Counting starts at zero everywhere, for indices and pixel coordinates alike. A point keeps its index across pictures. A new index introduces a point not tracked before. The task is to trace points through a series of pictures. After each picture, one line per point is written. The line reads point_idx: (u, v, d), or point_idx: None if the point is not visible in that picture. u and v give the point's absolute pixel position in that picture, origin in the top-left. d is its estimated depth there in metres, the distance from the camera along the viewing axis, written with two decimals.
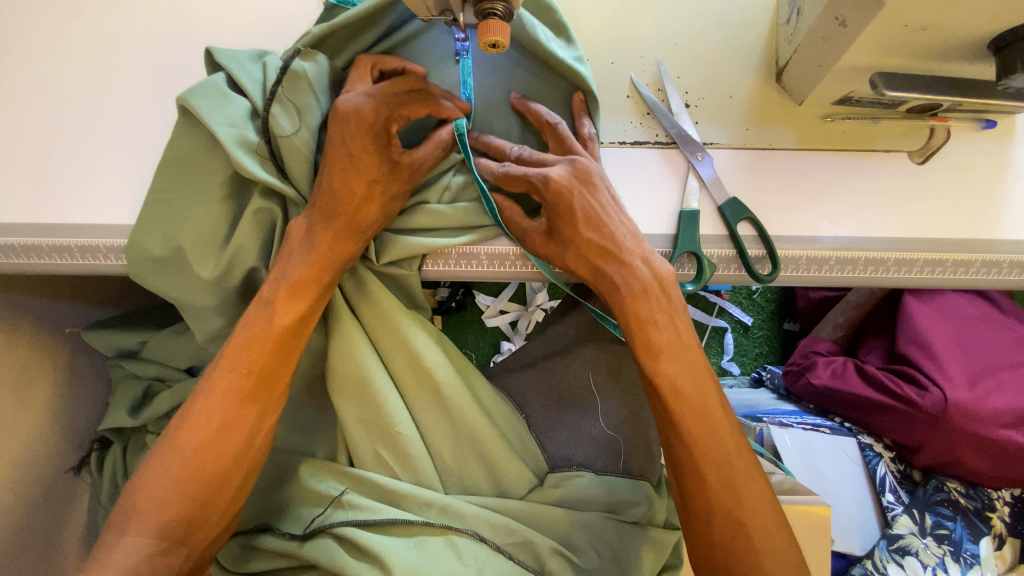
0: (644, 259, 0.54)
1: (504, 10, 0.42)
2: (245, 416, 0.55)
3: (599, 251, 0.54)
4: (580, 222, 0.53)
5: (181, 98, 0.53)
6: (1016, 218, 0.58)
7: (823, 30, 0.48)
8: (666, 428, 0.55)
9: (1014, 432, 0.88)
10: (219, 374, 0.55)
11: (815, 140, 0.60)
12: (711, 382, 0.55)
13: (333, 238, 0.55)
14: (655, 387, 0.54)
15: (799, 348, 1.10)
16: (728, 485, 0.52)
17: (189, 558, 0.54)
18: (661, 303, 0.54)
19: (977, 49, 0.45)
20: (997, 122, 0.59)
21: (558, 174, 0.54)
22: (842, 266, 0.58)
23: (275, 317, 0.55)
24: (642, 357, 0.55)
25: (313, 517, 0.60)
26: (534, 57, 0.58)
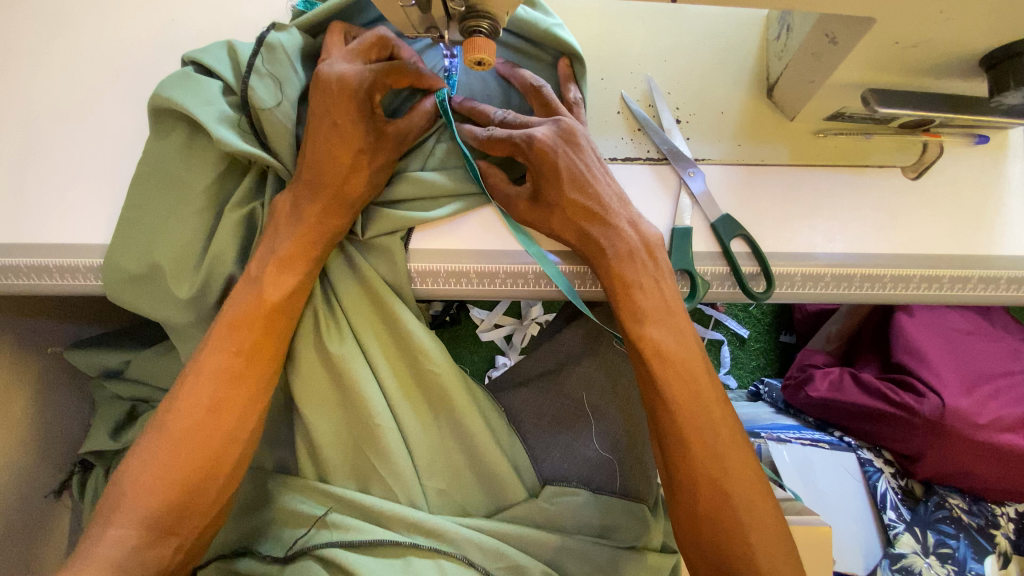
0: (630, 222, 0.54)
1: (490, 27, 0.41)
2: (236, 396, 0.53)
3: (584, 213, 0.53)
4: (565, 183, 0.53)
5: (154, 95, 0.54)
6: (1012, 233, 0.57)
7: (814, 46, 0.47)
8: (651, 397, 0.54)
9: (1014, 437, 0.85)
10: (210, 355, 0.53)
11: (808, 156, 0.59)
12: (693, 348, 0.54)
13: (320, 212, 0.54)
14: (639, 352, 0.53)
15: (796, 362, 1.11)
16: (715, 453, 0.51)
17: (180, 551, 0.51)
18: (647, 267, 0.53)
19: (969, 67, 0.44)
20: (990, 137, 0.59)
21: (541, 133, 0.53)
22: (838, 283, 0.57)
23: (265, 291, 0.53)
24: (627, 321, 0.53)
25: (296, 539, 0.58)
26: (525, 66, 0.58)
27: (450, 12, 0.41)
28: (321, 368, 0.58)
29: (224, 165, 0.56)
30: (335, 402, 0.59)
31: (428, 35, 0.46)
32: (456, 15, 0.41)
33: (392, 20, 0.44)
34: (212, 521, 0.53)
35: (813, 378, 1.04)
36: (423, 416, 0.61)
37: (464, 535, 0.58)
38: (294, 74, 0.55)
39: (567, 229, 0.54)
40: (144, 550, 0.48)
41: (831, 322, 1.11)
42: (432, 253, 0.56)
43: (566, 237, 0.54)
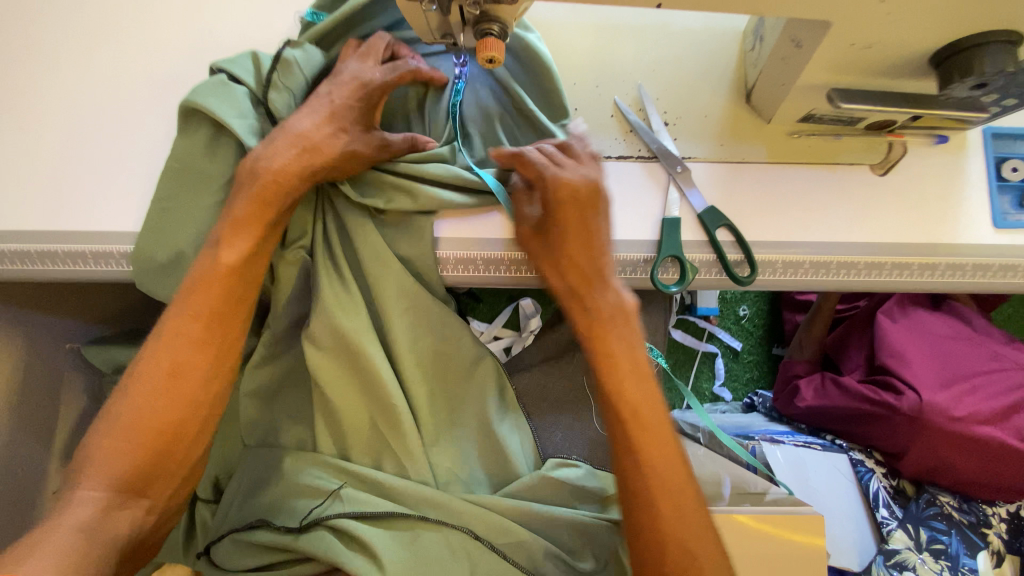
0: (615, 289, 0.58)
1: (500, 30, 0.47)
2: (197, 359, 0.55)
3: (577, 271, 0.57)
4: (569, 236, 0.56)
5: (188, 100, 0.58)
6: (973, 224, 0.63)
7: (781, 52, 0.54)
8: (622, 456, 0.56)
9: (992, 429, 0.89)
10: (175, 323, 0.55)
11: (785, 155, 0.64)
12: (659, 412, 0.57)
13: (293, 177, 0.56)
14: (616, 410, 0.56)
15: (781, 375, 1.15)
16: (681, 516, 0.54)
17: (150, 508, 0.55)
18: (625, 331, 0.57)
19: (918, 67, 0.50)
20: (949, 137, 0.65)
21: (564, 180, 0.56)
22: (815, 270, 0.62)
23: (221, 254, 0.55)
24: (604, 377, 0.57)
25: (309, 510, 0.62)
26: (528, 66, 0.64)
27: (464, 18, 0.47)
28: (336, 349, 0.62)
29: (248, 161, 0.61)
30: (350, 381, 0.63)
31: (443, 40, 0.52)
32: (470, 20, 0.47)
33: (412, 25, 0.49)
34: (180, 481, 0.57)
35: (800, 388, 1.09)
36: (428, 393, 0.65)
37: (469, 512, 0.62)
38: (306, 82, 0.61)
39: (557, 277, 0.58)
40: (113, 512, 0.52)
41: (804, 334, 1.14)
42: (462, 240, 0.61)
43: (559, 285, 0.58)
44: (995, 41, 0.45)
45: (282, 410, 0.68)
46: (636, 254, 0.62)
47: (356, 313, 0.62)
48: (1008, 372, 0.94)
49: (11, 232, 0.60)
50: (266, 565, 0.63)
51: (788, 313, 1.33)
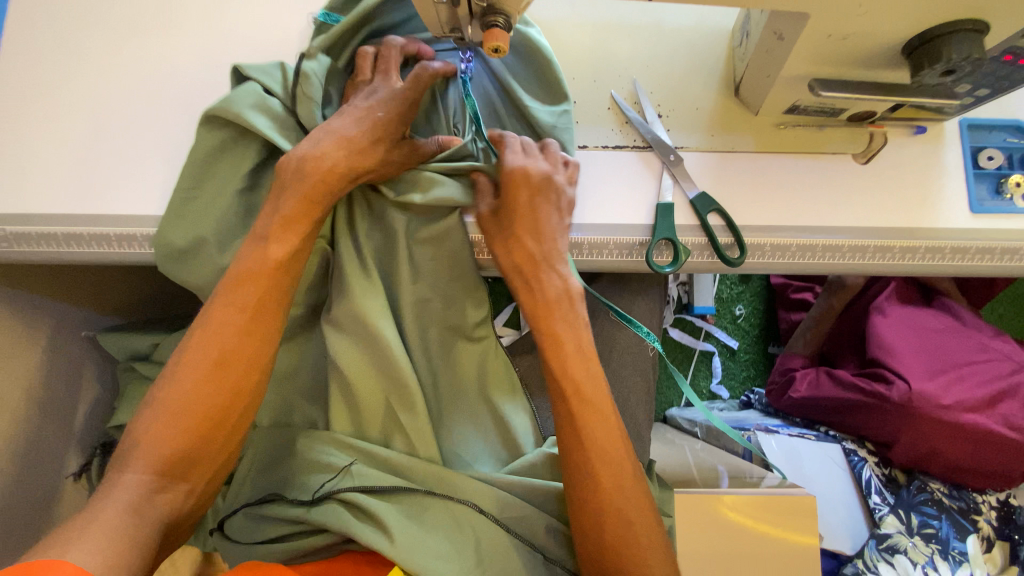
0: (563, 275, 0.61)
1: (505, 22, 0.50)
2: (239, 349, 0.57)
3: (528, 256, 0.61)
4: (521, 224, 0.61)
5: (224, 113, 0.61)
6: (950, 208, 0.66)
7: (766, 44, 0.58)
8: (566, 431, 0.60)
9: (978, 417, 0.91)
10: (218, 314, 0.57)
11: (772, 144, 0.68)
12: (603, 391, 0.60)
13: (337, 178, 0.60)
14: (560, 386, 0.60)
15: (777, 367, 1.18)
16: (621, 486, 0.58)
17: (189, 496, 0.56)
18: (569, 314, 0.61)
19: (892, 57, 0.54)
20: (927, 127, 0.69)
21: (514, 168, 0.61)
22: (802, 252, 0.66)
23: (270, 249, 0.58)
24: (547, 355, 0.60)
25: (320, 485, 0.64)
26: (531, 61, 0.68)
27: (472, 11, 0.51)
28: (347, 328, 0.65)
29: (265, 149, 0.65)
30: (361, 360, 0.65)
31: (452, 34, 0.56)
32: (478, 12, 0.51)
33: (423, 18, 0.53)
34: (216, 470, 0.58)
35: (794, 380, 1.12)
36: (433, 372, 0.69)
37: (471, 486, 0.64)
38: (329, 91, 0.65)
39: (509, 262, 0.62)
40: (153, 495, 0.53)
41: (802, 328, 1.17)
42: None
43: (507, 266, 0.62)
44: (961, 30, 0.49)
45: (294, 390, 0.71)
46: (631, 238, 0.65)
47: (368, 292, 0.64)
48: (996, 362, 0.96)
49: (40, 217, 0.64)
50: (276, 539, 0.64)
51: (783, 310, 1.36)
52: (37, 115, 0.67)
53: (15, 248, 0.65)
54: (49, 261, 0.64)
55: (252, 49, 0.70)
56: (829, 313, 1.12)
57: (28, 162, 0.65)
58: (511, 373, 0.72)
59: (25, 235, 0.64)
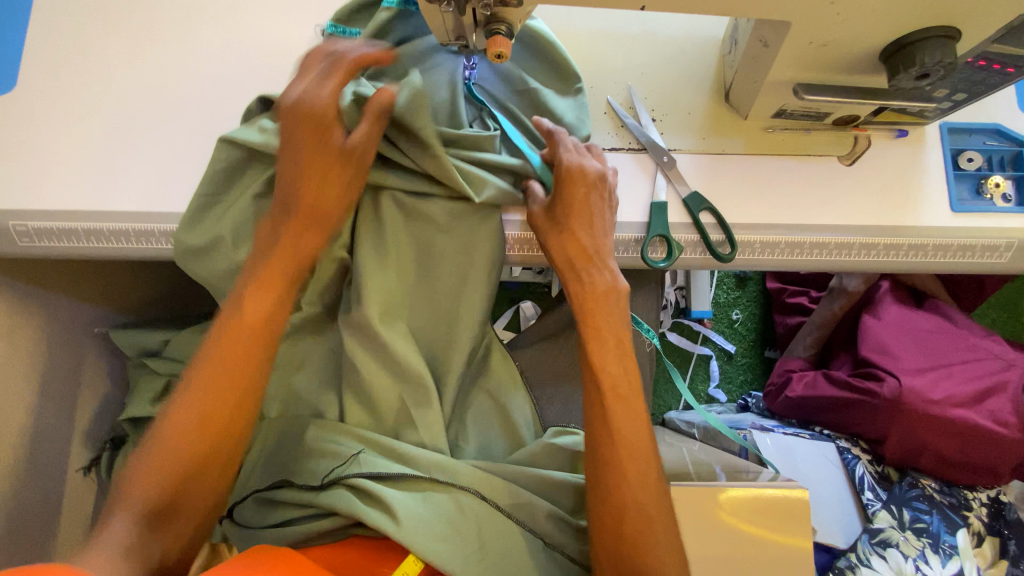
0: (612, 271, 0.65)
1: (507, 30, 0.54)
2: (230, 394, 0.58)
3: (582, 253, 0.64)
4: (579, 220, 0.64)
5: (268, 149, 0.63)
6: (932, 208, 0.69)
7: (753, 51, 0.61)
8: (596, 424, 0.63)
9: (967, 412, 0.94)
10: (210, 363, 0.59)
11: (762, 147, 0.71)
12: (633, 387, 0.64)
13: (303, 234, 0.63)
14: (599, 383, 0.63)
15: (776, 369, 1.21)
16: (644, 482, 0.60)
17: (179, 541, 0.55)
18: (614, 307, 0.65)
19: (871, 63, 0.57)
20: (909, 131, 0.72)
21: (571, 164, 0.63)
22: (791, 249, 0.69)
23: (246, 309, 0.60)
24: (591, 345, 0.64)
25: (330, 470, 0.66)
26: (540, 61, 0.72)
27: (477, 20, 0.54)
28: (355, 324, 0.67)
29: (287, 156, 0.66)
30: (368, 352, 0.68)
31: (457, 41, 0.59)
32: (481, 20, 0.54)
33: (431, 26, 0.57)
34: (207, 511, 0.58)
35: (790, 381, 1.15)
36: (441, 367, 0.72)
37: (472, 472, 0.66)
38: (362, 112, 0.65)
39: (564, 257, 0.64)
40: (154, 535, 0.53)
41: (805, 331, 1.19)
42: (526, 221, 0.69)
43: (558, 259, 0.65)
44: (933, 37, 0.52)
45: (301, 383, 0.73)
46: (627, 235, 0.68)
47: (375, 276, 0.66)
48: (986, 361, 0.98)
49: (63, 214, 0.66)
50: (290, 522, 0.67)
51: (778, 314, 1.39)
52: (61, 118, 0.70)
53: (36, 244, 0.67)
54: (69, 256, 0.67)
55: (265, 56, 0.73)
56: (832, 319, 1.14)
57: (52, 163, 0.68)
58: (510, 364, 0.76)
59: (47, 231, 0.67)
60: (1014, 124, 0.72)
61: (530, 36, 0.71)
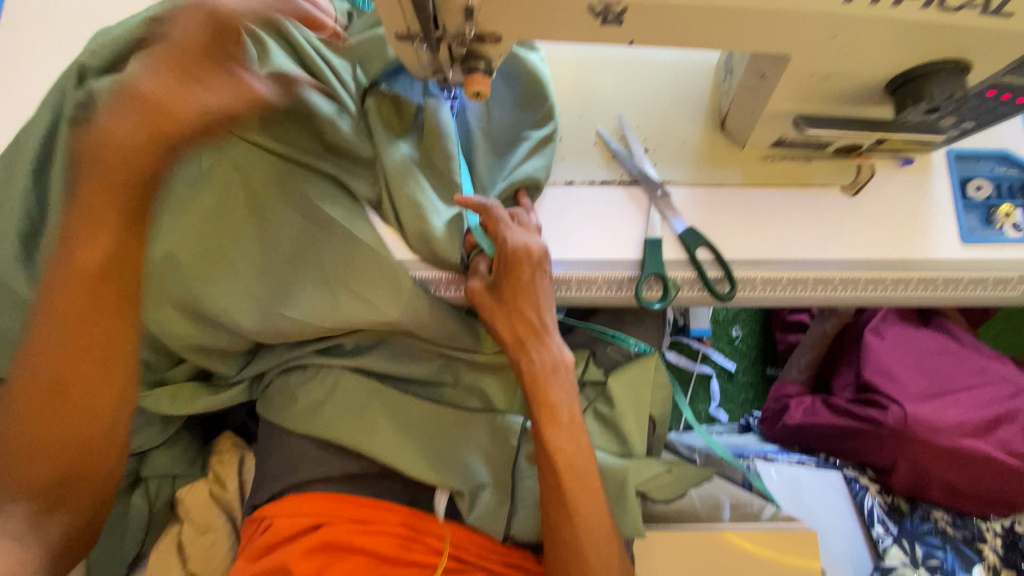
0: (559, 343, 0.63)
1: (485, 67, 0.50)
2: (190, 138, 0.43)
3: (529, 328, 0.62)
4: (524, 296, 0.61)
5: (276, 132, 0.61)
6: (940, 239, 0.66)
7: (749, 83, 0.58)
8: (555, 502, 0.59)
9: (977, 442, 0.90)
10: (83, 160, 0.42)
11: (760, 178, 0.68)
12: (589, 462, 0.60)
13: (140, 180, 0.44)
14: (552, 458, 0.59)
15: (771, 394, 1.16)
16: (616, 559, 0.57)
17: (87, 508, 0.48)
18: (565, 382, 0.62)
19: (875, 94, 0.54)
20: (914, 158, 0.68)
21: (514, 246, 0.59)
22: (793, 286, 0.66)
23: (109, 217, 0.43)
24: (542, 425, 0.60)
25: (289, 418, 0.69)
26: (524, 95, 0.69)
27: (454, 56, 0.50)
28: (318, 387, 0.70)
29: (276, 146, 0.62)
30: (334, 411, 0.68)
31: (433, 77, 0.54)
32: (458, 57, 0.50)
33: (404, 63, 0.52)
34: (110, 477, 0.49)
35: (788, 407, 1.11)
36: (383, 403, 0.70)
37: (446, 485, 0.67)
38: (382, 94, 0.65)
39: (509, 331, 0.62)
40: (44, 520, 0.45)
41: (798, 354, 1.15)
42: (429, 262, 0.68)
43: (507, 337, 0.62)
44: (945, 70, 0.48)
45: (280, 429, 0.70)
46: (620, 273, 0.64)
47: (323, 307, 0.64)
48: (993, 386, 0.95)
49: None
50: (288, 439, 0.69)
51: (779, 333, 1.35)
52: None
53: None
54: None
55: None
56: (823, 339, 1.11)
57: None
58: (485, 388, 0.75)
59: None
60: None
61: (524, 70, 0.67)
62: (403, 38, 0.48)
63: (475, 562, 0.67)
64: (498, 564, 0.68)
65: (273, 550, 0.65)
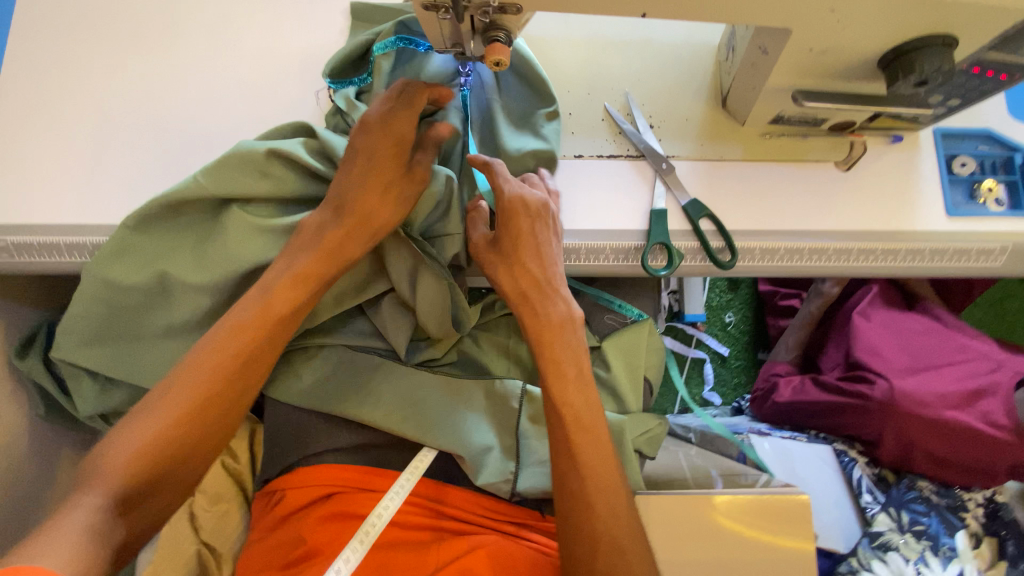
0: (565, 299, 0.66)
1: (505, 37, 0.52)
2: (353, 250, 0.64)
3: (531, 281, 0.64)
4: (524, 248, 0.64)
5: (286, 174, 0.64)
6: (927, 211, 0.69)
7: (751, 58, 0.61)
8: (562, 458, 0.60)
9: (960, 414, 0.94)
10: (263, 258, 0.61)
11: (758, 153, 0.71)
12: (597, 416, 0.63)
13: None
14: (558, 414, 0.62)
15: (761, 373, 1.21)
16: (618, 507, 0.59)
17: (143, 521, 0.53)
18: (570, 339, 0.65)
19: (869, 69, 0.57)
20: (904, 136, 0.72)
21: (514, 199, 0.62)
22: (791, 255, 0.69)
23: (265, 300, 0.60)
24: (550, 380, 0.63)
25: (311, 390, 0.72)
26: (526, 78, 0.70)
27: (475, 28, 0.53)
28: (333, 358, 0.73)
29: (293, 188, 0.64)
30: (350, 376, 0.72)
31: (453, 50, 0.57)
32: (480, 28, 0.53)
33: (427, 33, 0.55)
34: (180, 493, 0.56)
35: (777, 386, 1.15)
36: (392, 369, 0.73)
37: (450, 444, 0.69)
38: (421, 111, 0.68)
39: (512, 284, 0.65)
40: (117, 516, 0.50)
41: (787, 335, 1.20)
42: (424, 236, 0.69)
43: (512, 292, 0.65)
44: (932, 45, 0.52)
45: (295, 395, 0.73)
46: (627, 243, 0.68)
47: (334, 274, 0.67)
48: (975, 361, 0.98)
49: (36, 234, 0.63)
50: (304, 405, 0.72)
51: (771, 317, 1.39)
52: (60, 137, 0.69)
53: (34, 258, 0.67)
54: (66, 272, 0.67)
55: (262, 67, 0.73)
56: (811, 321, 1.16)
57: (53, 180, 0.68)
58: (495, 358, 0.79)
59: (52, 246, 0.67)
60: (1005, 130, 0.72)
61: (521, 61, 0.69)
62: (428, 8, 0.50)
63: (485, 523, 0.69)
64: (508, 526, 0.70)
65: (289, 520, 0.68)
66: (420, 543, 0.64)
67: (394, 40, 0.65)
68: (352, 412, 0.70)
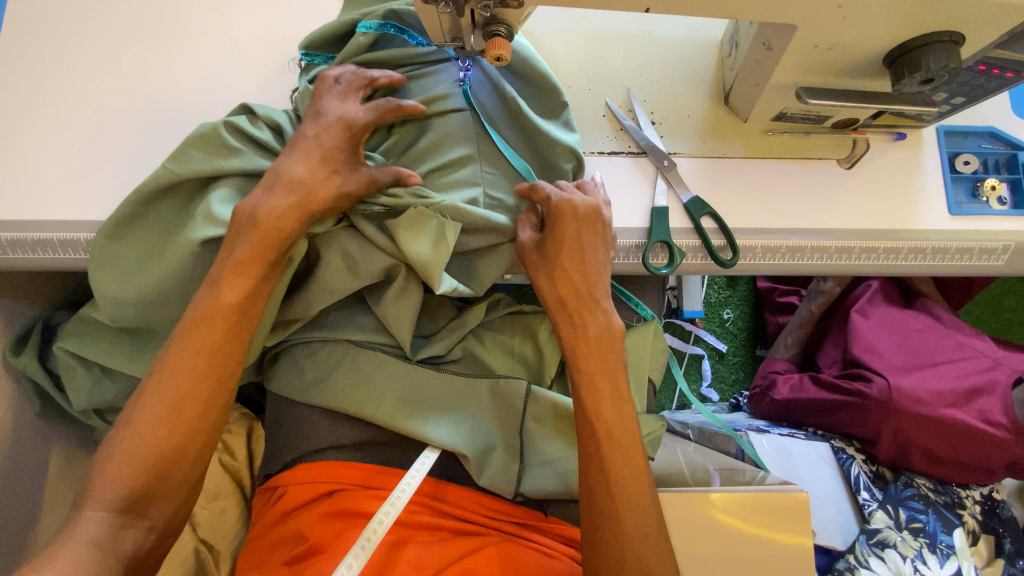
0: (607, 312, 0.64)
1: (506, 32, 0.52)
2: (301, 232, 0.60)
3: (574, 290, 0.63)
4: (568, 255, 0.63)
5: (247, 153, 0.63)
6: (930, 209, 0.69)
7: (755, 55, 0.61)
8: (593, 475, 0.60)
9: (958, 412, 0.95)
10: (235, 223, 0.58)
11: (760, 150, 0.71)
12: (628, 432, 0.62)
13: (291, 226, 0.59)
14: (592, 430, 0.61)
15: (759, 370, 1.20)
16: (630, 507, 0.59)
17: (153, 529, 0.52)
18: (608, 352, 0.63)
19: (874, 66, 0.57)
20: (907, 134, 0.72)
21: (565, 207, 0.62)
22: (792, 254, 0.68)
23: (222, 293, 0.57)
24: (584, 394, 0.62)
25: (309, 387, 0.72)
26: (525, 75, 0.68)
27: (476, 22, 0.52)
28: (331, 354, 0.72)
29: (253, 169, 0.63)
30: (349, 372, 0.72)
31: (452, 44, 0.57)
32: (480, 22, 0.52)
33: (426, 27, 0.54)
34: (187, 493, 0.55)
35: (775, 383, 1.15)
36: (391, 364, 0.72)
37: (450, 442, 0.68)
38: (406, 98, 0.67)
39: (553, 291, 0.63)
40: (121, 529, 0.50)
41: (785, 333, 1.20)
42: None
43: (552, 299, 0.64)
44: (938, 41, 0.51)
45: (293, 392, 0.72)
46: (628, 241, 0.67)
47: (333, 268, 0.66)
48: (973, 359, 0.99)
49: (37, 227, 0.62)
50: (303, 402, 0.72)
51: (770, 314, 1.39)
52: (53, 130, 0.68)
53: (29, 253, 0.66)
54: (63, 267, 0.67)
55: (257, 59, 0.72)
56: (811, 318, 1.16)
57: (47, 174, 0.67)
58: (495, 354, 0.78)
59: (46, 242, 0.66)
60: (1009, 128, 0.72)
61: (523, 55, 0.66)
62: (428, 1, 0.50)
63: (484, 521, 0.69)
64: (507, 523, 0.70)
65: (287, 517, 0.68)
66: (421, 541, 0.64)
67: (382, 24, 0.63)
68: (350, 408, 0.69)
